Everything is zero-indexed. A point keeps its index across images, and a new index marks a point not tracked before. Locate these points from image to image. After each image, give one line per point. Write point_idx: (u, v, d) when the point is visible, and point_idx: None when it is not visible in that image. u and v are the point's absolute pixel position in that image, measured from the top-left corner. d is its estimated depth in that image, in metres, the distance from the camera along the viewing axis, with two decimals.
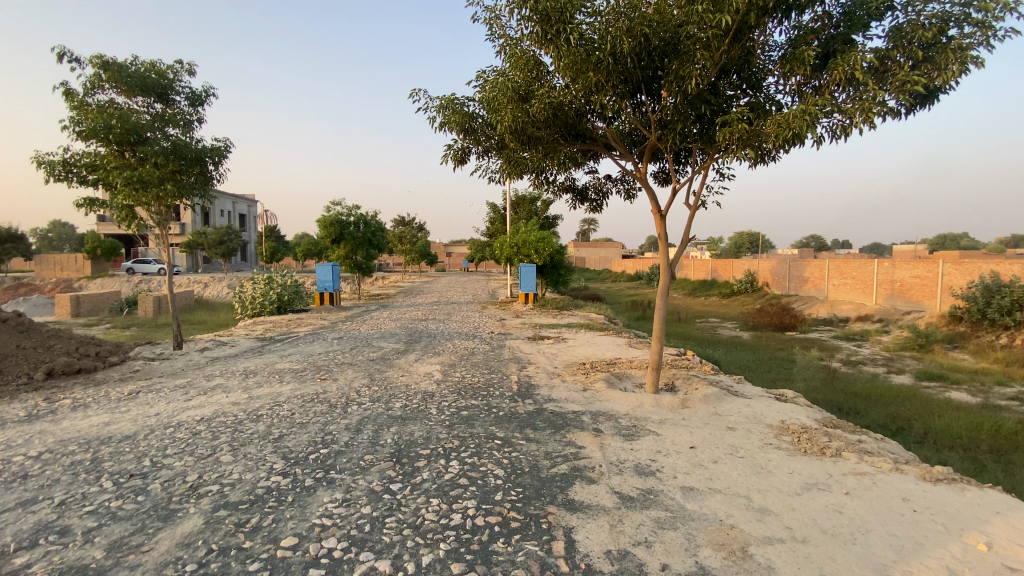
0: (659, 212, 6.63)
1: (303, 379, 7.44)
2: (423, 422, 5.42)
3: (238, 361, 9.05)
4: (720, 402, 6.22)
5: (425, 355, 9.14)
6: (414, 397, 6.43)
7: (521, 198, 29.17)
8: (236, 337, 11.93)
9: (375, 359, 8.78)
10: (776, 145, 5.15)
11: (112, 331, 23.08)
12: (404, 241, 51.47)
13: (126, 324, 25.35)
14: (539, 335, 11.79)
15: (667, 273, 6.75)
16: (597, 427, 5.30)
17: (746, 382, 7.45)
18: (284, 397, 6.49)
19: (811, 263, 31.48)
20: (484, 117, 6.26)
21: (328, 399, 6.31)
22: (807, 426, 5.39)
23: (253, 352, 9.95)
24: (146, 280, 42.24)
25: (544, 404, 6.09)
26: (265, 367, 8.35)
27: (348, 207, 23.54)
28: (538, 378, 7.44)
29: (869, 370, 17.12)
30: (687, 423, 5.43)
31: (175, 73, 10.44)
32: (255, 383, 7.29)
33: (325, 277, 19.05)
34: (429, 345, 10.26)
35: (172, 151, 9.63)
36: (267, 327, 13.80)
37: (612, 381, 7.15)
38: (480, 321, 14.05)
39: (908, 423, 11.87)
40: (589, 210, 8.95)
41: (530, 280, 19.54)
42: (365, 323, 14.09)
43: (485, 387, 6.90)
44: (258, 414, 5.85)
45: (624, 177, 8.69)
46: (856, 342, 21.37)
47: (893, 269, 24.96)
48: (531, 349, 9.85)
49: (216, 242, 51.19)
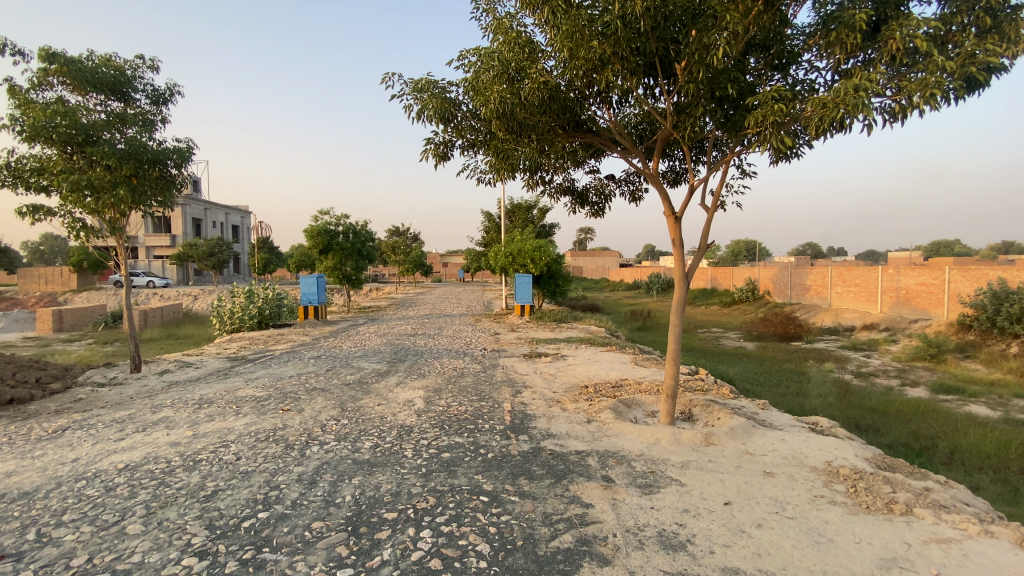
0: (672, 214, 5.73)
1: (263, 410, 6.43)
2: (394, 470, 4.44)
3: (197, 387, 8.05)
4: (750, 438, 5.25)
5: (408, 377, 8.14)
6: (387, 432, 5.44)
7: (516, 206, 28.29)
8: (205, 358, 10.91)
9: (351, 384, 7.77)
10: (821, 130, 4.24)
11: (90, 348, 22.01)
12: (399, 251, 50.53)
13: (106, 339, 24.28)
14: (536, 351, 10.83)
15: (682, 285, 5.82)
16: (606, 475, 4.34)
17: (772, 409, 6.49)
18: (234, 435, 5.49)
19: (812, 270, 30.67)
20: (469, 104, 5.36)
21: (285, 438, 5.32)
22: (860, 470, 4.43)
23: (217, 376, 8.94)
24: (135, 294, 41.22)
25: (541, 442, 5.12)
26: (225, 394, 7.34)
27: (336, 216, 22.58)
28: (535, 406, 6.46)
29: (882, 383, 16.20)
30: (715, 468, 4.47)
31: (134, 68, 9.56)
32: (207, 415, 6.29)
33: (310, 290, 18.04)
34: (414, 365, 9.24)
35: (127, 152, 8.68)
36: (242, 345, 12.76)
37: (619, 410, 6.17)
38: (473, 336, 13.09)
39: (934, 442, 10.91)
40: (590, 214, 8.06)
41: (526, 291, 18.67)
42: (349, 339, 13.11)
43: (473, 418, 5.91)
44: (199, 459, 4.86)
45: (630, 177, 7.81)
46: (865, 353, 20.48)
47: (898, 276, 24.16)
48: (526, 369, 8.88)
49: (207, 254, 50.15)
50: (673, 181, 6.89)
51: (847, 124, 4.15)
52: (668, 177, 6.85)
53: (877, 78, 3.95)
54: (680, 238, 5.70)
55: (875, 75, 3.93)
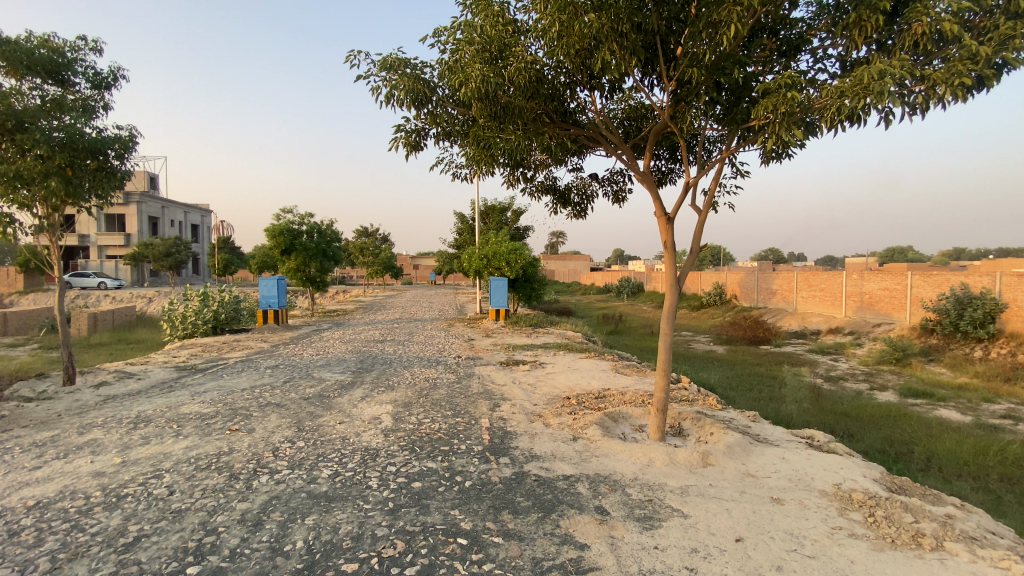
0: (664, 215, 5.31)
1: (207, 431, 5.67)
2: (357, 506, 3.82)
3: (136, 402, 7.18)
4: (750, 457, 4.84)
5: (375, 390, 7.48)
6: (349, 457, 4.80)
7: (490, 208, 27.76)
8: (150, 367, 9.93)
9: (311, 398, 7.05)
10: (833, 122, 3.91)
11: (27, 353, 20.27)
12: (367, 253, 49.26)
13: (48, 344, 22.52)
14: (512, 358, 10.32)
15: (674, 290, 5.39)
16: (600, 506, 3.84)
17: (763, 422, 6.14)
18: (170, 462, 4.74)
19: (778, 275, 31.17)
20: (445, 86, 4.81)
21: (230, 466, 4.62)
22: (872, 495, 4.07)
23: (161, 388, 8.05)
24: (83, 296, 38.80)
25: (525, 466, 4.58)
26: (166, 411, 6.52)
27: (301, 215, 21.53)
28: (515, 422, 5.91)
29: (853, 386, 16.35)
30: (717, 494, 4.03)
31: (74, 49, 8.56)
32: (142, 437, 5.50)
33: (271, 292, 16.99)
34: (382, 375, 8.56)
35: (62, 141, 7.67)
36: (193, 353, 11.78)
37: (606, 425, 5.69)
38: (445, 343, 12.46)
39: (909, 447, 10.89)
40: (571, 215, 7.60)
41: (501, 295, 18.17)
42: (311, 346, 12.29)
43: (447, 438, 5.32)
44: (123, 494, 4.12)
45: (614, 176, 7.39)
46: (833, 356, 20.76)
47: (861, 281, 24.66)
48: (503, 378, 8.33)
49: (163, 254, 47.72)
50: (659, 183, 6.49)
51: (866, 115, 3.81)
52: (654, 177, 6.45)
53: (900, 66, 3.62)
54: (673, 241, 5.27)
55: (900, 61, 3.60)
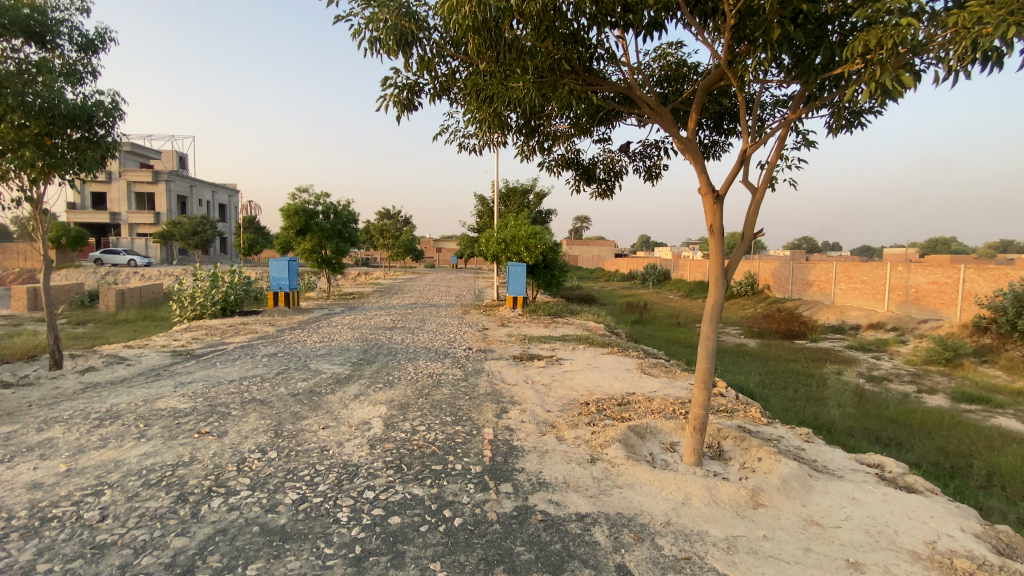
0: (711, 193, 4.33)
1: (174, 433, 5.01)
2: (313, 551, 3.05)
3: (115, 392, 6.60)
4: (810, 496, 3.92)
5: (371, 387, 6.73)
6: (323, 477, 4.04)
7: (511, 190, 26.79)
8: (145, 352, 9.44)
9: (299, 394, 6.34)
10: (959, 62, 2.98)
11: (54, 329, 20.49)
12: (388, 234, 48.78)
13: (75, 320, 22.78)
14: (527, 352, 9.47)
15: (721, 285, 4.38)
16: (623, 564, 2.97)
17: (816, 447, 5.14)
18: (118, 475, 4.07)
19: (815, 266, 29.36)
20: (441, 24, 3.97)
21: (184, 483, 3.93)
22: (980, 561, 3.09)
23: (147, 377, 7.48)
24: (115, 273, 39.68)
25: (530, 498, 3.75)
26: (139, 405, 5.91)
27: (316, 195, 20.97)
28: (524, 434, 5.08)
29: (897, 388, 15.02)
30: (774, 551, 3.13)
31: (56, 8, 7.90)
32: (100, 439, 4.86)
33: (281, 274, 16.37)
34: (383, 369, 7.82)
35: (39, 107, 7.09)
36: (196, 336, 11.28)
37: (630, 443, 4.81)
38: (457, 332, 11.70)
39: (967, 461, 9.69)
40: (595, 193, 6.61)
41: (519, 282, 17.27)
42: (317, 332, 11.70)
43: (440, 454, 4.51)
44: (48, 517, 3.44)
45: (648, 148, 6.39)
46: (874, 354, 19.30)
47: (908, 274, 22.88)
48: (515, 376, 7.48)
49: (190, 233, 48.38)
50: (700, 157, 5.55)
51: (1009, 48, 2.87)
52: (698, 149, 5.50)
53: None
54: (720, 226, 4.30)
55: None
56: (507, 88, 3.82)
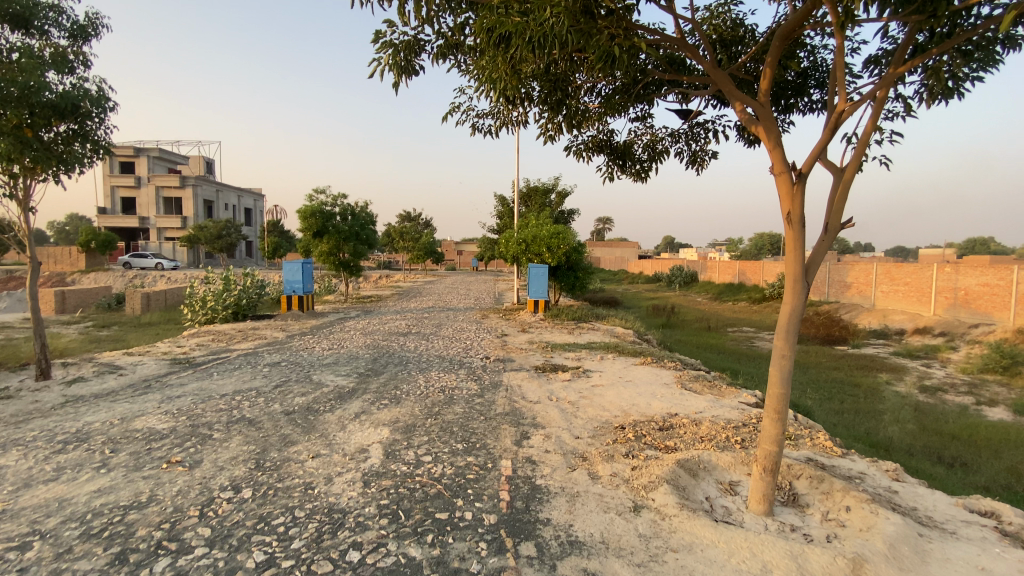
0: (789, 173, 3.45)
1: (141, 463, 4.32)
2: None
3: (95, 408, 5.98)
4: (930, 568, 2.97)
5: (375, 404, 5.95)
6: (300, 528, 3.26)
7: (532, 190, 26.00)
8: (145, 360, 8.90)
9: (293, 413, 5.59)
10: None
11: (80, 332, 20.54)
12: (407, 236, 48.53)
13: (104, 322, 22.90)
14: (551, 362, 8.61)
15: (800, 289, 3.47)
16: None
17: (909, 493, 4.15)
18: (55, 523, 3.36)
19: (854, 267, 27.69)
20: None
21: (130, 535, 3.20)
22: None
23: (136, 389, 6.86)
24: (142, 276, 40.25)
25: (556, 566, 2.89)
26: (114, 426, 5.25)
27: (333, 196, 20.50)
28: (549, 467, 4.23)
29: (955, 399, 13.63)
30: None
31: None
32: (55, 470, 4.19)
33: (294, 277, 15.85)
34: (391, 382, 7.04)
35: (16, 96, 6.60)
36: (201, 342, 10.75)
37: (681, 484, 3.93)
38: (475, 339, 10.90)
39: None
40: (631, 178, 5.76)
41: (540, 284, 16.39)
42: (327, 338, 11.05)
43: (447, 497, 3.68)
44: None
45: (693, 129, 5.53)
46: (924, 361, 17.82)
47: (956, 275, 21.21)
48: (538, 392, 6.61)
49: (214, 237, 48.91)
50: (753, 141, 5.40)
51: None
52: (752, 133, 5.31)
53: None
54: (800, 216, 3.43)
55: None
56: (529, 22, 3.14)
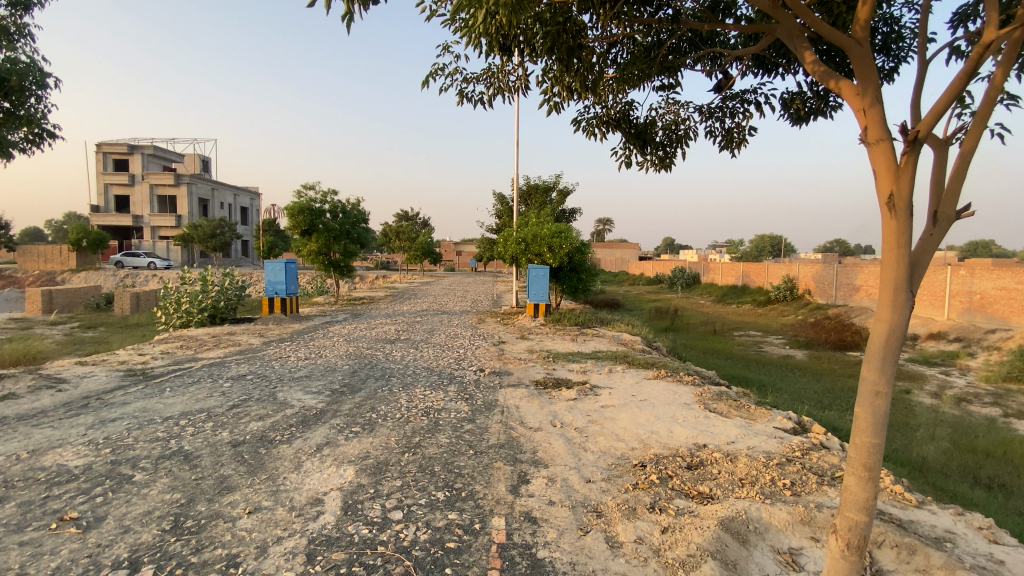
0: (893, 140, 2.49)
1: (28, 518, 3.33)
2: None
3: (9, 432, 4.98)
4: None
5: (343, 432, 4.97)
6: None
7: (532, 188, 25.05)
8: (97, 370, 7.87)
9: (242, 445, 4.60)
10: None
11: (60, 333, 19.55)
12: (404, 236, 47.62)
13: (89, 323, 21.89)
14: (551, 376, 7.63)
15: (909, 301, 2.46)
16: None
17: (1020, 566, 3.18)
18: None
19: None
20: None
21: None
22: None
23: (71, 408, 5.84)
24: (134, 275, 39.15)
25: None
26: (18, 460, 4.25)
27: (322, 192, 19.51)
28: (554, 530, 3.25)
29: (979, 410, 12.64)
30: None
31: None
32: None
33: (277, 277, 14.84)
34: (368, 401, 6.06)
35: None
36: (168, 350, 9.75)
37: (732, 559, 2.96)
38: (468, 348, 9.89)
39: None
40: (651, 164, 4.78)
41: (541, 286, 15.36)
42: (307, 346, 10.06)
43: None
44: None
45: (729, 102, 4.56)
46: (943, 368, 16.87)
47: (971, 278, 20.12)
48: (538, 416, 5.63)
49: (207, 235, 47.80)
50: (799, 119, 4.55)
51: None
52: (800, 108, 4.46)
53: None
54: (908, 200, 2.45)
55: None
56: None
